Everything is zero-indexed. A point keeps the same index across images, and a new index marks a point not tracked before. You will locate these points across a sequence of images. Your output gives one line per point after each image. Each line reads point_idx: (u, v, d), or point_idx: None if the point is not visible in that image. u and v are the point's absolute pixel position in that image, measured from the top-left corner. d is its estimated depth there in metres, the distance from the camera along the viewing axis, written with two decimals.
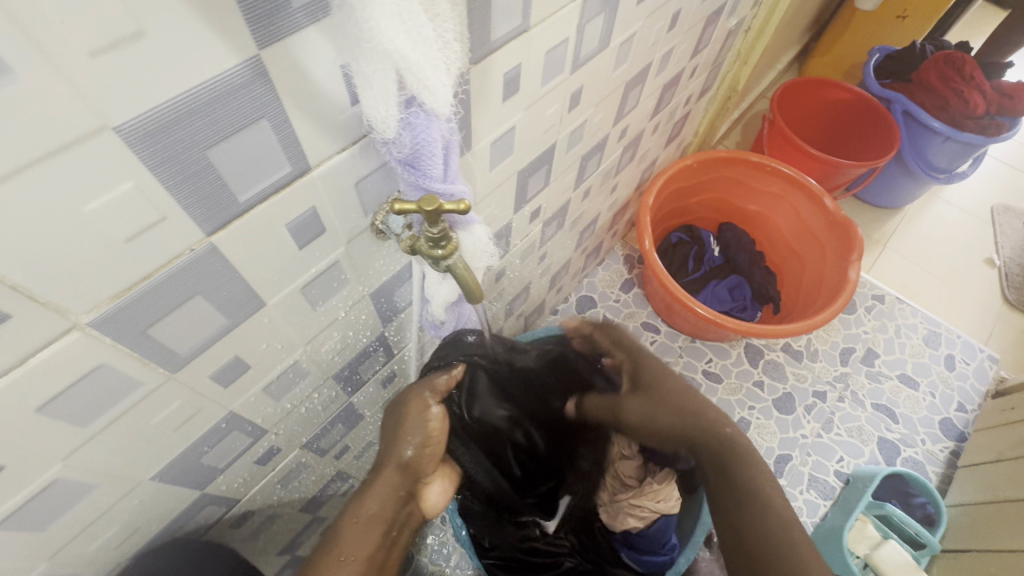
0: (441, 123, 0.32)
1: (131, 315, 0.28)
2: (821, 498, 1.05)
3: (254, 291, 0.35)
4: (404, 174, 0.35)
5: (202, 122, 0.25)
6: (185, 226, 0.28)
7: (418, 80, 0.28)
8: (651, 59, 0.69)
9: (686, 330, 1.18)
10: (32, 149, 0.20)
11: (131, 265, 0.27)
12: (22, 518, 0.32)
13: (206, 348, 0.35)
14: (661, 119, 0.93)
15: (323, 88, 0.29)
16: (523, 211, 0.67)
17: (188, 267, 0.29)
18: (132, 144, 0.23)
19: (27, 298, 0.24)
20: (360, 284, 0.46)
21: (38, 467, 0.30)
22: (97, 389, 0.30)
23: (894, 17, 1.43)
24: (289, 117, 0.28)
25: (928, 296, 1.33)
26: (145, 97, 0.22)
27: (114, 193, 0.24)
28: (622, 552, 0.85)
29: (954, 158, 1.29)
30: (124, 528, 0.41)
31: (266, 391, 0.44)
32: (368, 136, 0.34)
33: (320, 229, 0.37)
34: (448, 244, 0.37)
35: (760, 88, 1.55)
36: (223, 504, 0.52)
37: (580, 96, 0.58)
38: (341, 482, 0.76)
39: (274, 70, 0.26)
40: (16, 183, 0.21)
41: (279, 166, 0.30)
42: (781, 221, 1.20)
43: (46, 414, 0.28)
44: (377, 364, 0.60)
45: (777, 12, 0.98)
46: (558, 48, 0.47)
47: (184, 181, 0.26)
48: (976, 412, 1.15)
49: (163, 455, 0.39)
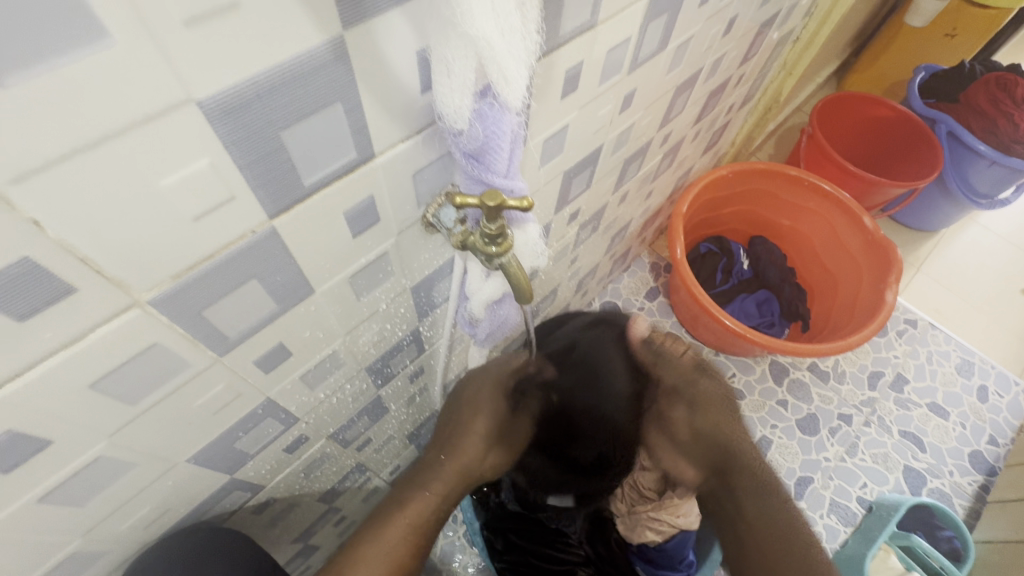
0: (513, 116, 0.31)
1: (190, 294, 0.28)
2: (842, 524, 1.02)
3: (305, 277, 0.35)
4: (466, 167, 0.34)
5: (281, 102, 0.24)
6: (252, 207, 0.27)
7: (498, 70, 0.27)
8: (702, 64, 0.68)
9: (711, 342, 1.16)
10: (117, 120, 0.20)
11: (196, 244, 0.26)
12: (61, 494, 0.31)
13: (253, 333, 0.34)
14: (703, 126, 0.91)
15: (398, 73, 0.28)
16: (563, 213, 0.66)
17: (248, 249, 0.29)
18: (212, 121, 0.22)
19: (93, 271, 0.23)
20: (404, 277, 0.45)
21: (85, 444, 0.30)
22: (148, 369, 0.29)
23: (942, 35, 1.39)
24: (363, 102, 0.28)
25: (961, 323, 1.29)
26: (231, 73, 0.21)
27: (190, 169, 0.23)
28: (637, 564, 0.87)
29: (998, 183, 1.25)
30: (156, 510, 0.41)
31: (304, 379, 0.44)
32: (433, 125, 0.33)
33: (375, 218, 0.36)
34: (503, 241, 0.36)
35: (798, 100, 1.52)
36: (248, 490, 0.51)
37: (632, 98, 0.57)
38: (360, 474, 0.75)
39: (354, 52, 0.25)
40: (98, 154, 0.20)
41: (346, 152, 0.29)
42: (816, 238, 1.17)
43: (96, 391, 0.28)
44: (408, 359, 0.59)
45: (828, 24, 0.96)
46: (619, 47, 0.46)
47: (256, 161, 0.25)
48: (1008, 446, 1.11)
49: (198, 438, 0.38)
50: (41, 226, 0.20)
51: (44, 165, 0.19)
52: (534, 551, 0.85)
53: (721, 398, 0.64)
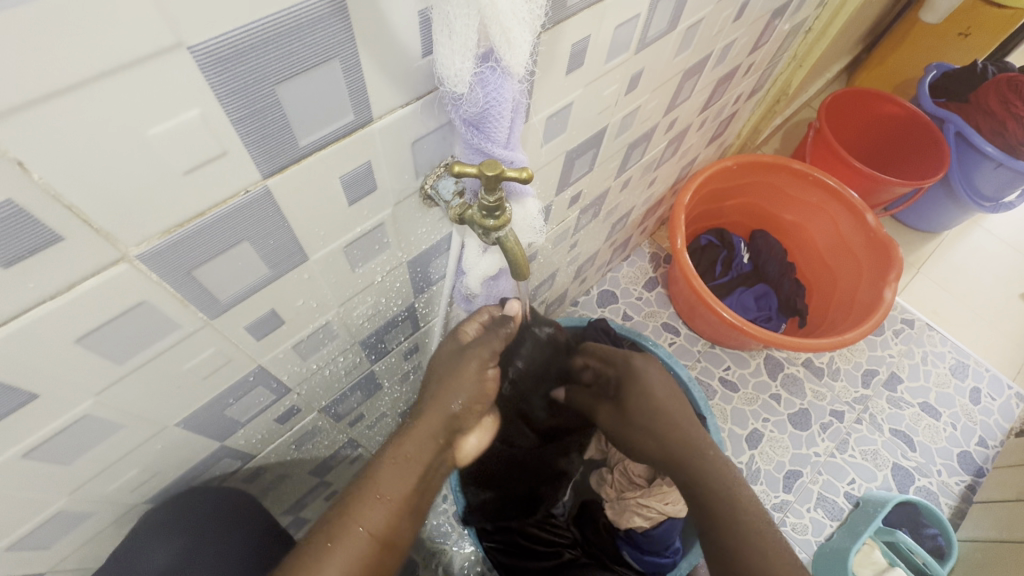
0: (514, 83, 0.30)
1: (180, 252, 0.27)
2: (828, 518, 1.03)
3: (299, 243, 0.34)
4: (465, 136, 0.33)
5: (276, 56, 0.23)
6: (244, 165, 0.26)
7: (501, 32, 0.26)
8: (711, 50, 0.66)
9: (708, 334, 1.16)
10: (105, 61, 0.19)
11: (187, 200, 0.25)
12: (46, 451, 0.31)
13: (246, 297, 0.34)
14: (709, 114, 0.90)
15: (399, 32, 0.27)
16: (564, 195, 0.66)
17: (241, 209, 0.28)
18: (204, 69, 0.21)
19: (80, 221, 0.23)
20: (401, 250, 0.44)
21: (72, 401, 0.30)
22: (136, 326, 0.29)
23: (956, 34, 1.37)
24: (361, 61, 0.27)
25: (958, 325, 1.29)
26: (223, 19, 0.21)
27: (181, 120, 0.22)
28: (624, 549, 0.84)
29: (1002, 186, 1.24)
30: (144, 472, 0.41)
31: (296, 348, 0.44)
32: (435, 91, 0.32)
33: (372, 186, 0.35)
34: (501, 215, 0.35)
35: (807, 95, 1.51)
36: (238, 458, 0.51)
37: (638, 79, 0.56)
38: (351, 450, 0.76)
39: (354, 6, 0.24)
40: (84, 98, 0.19)
41: (343, 113, 0.29)
42: (817, 234, 1.17)
43: (82, 346, 0.27)
44: (403, 335, 0.59)
45: (841, 16, 0.94)
46: (627, 24, 0.45)
47: (249, 116, 0.24)
48: (998, 448, 1.12)
49: (189, 401, 0.38)
50: (25, 167, 0.20)
51: (26, 104, 0.18)
52: (522, 532, 0.86)
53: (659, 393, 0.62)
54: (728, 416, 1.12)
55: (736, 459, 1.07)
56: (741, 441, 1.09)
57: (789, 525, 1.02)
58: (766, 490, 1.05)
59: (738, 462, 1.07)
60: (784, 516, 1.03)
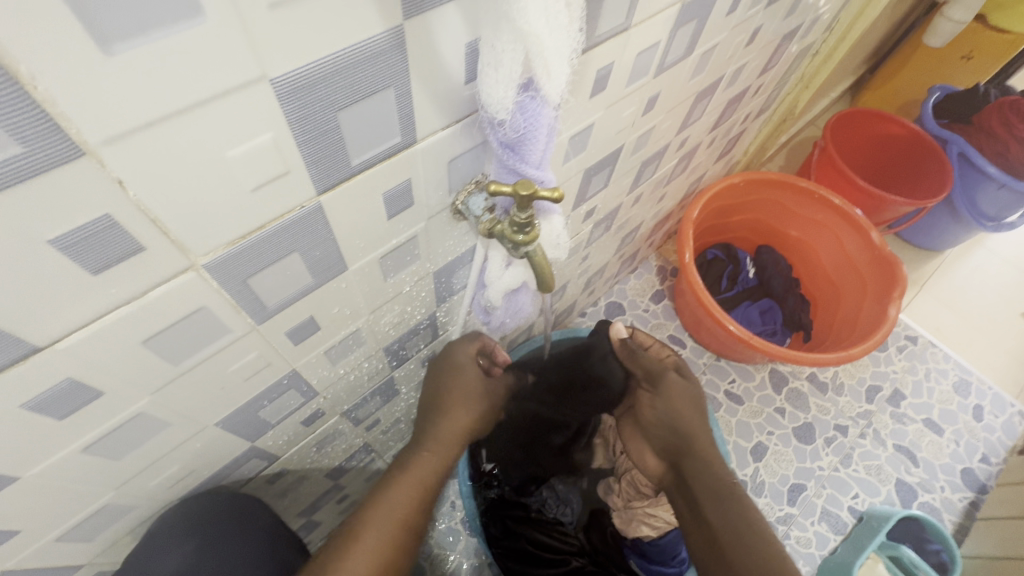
0: (550, 109, 0.32)
1: (239, 261, 0.29)
2: (832, 532, 1.04)
3: (341, 254, 0.36)
4: (500, 156, 0.36)
5: (342, 86, 0.26)
6: (303, 182, 0.28)
7: (543, 64, 0.28)
8: (723, 72, 0.69)
9: (713, 347, 1.17)
10: (202, 92, 0.21)
11: (250, 214, 0.27)
12: (102, 446, 0.33)
13: (289, 304, 0.36)
14: (719, 133, 0.92)
15: (447, 62, 0.29)
16: (580, 209, 0.68)
17: (295, 222, 0.30)
18: (281, 98, 0.24)
19: (160, 233, 0.25)
20: (428, 262, 0.46)
21: (130, 399, 0.32)
22: (193, 330, 0.31)
23: (958, 57, 1.40)
24: (412, 89, 0.29)
25: (960, 342, 1.31)
26: (301, 55, 0.23)
27: (256, 142, 0.24)
28: (631, 558, 0.87)
29: (1005, 207, 1.26)
30: (181, 470, 0.42)
31: (327, 354, 0.45)
32: (473, 115, 0.34)
33: (409, 202, 0.37)
34: (531, 231, 0.38)
35: (812, 114, 1.54)
36: (264, 459, 0.53)
37: (655, 102, 0.59)
38: (365, 455, 0.77)
39: (411, 43, 0.27)
40: (178, 123, 0.21)
41: (392, 135, 0.31)
42: (822, 251, 1.19)
43: (146, 347, 0.29)
44: (422, 343, 0.61)
45: (848, 40, 0.97)
46: (648, 51, 0.48)
47: (313, 139, 0.27)
48: (1000, 465, 1.13)
49: (229, 402, 0.40)
50: (123, 185, 0.22)
51: (133, 129, 0.20)
52: (531, 540, 0.87)
53: (691, 395, 0.66)
54: (733, 429, 1.13)
55: (741, 472, 1.08)
56: (746, 454, 1.10)
57: (794, 538, 1.03)
58: (771, 503, 1.06)
59: (743, 475, 1.08)
60: (789, 529, 1.04)
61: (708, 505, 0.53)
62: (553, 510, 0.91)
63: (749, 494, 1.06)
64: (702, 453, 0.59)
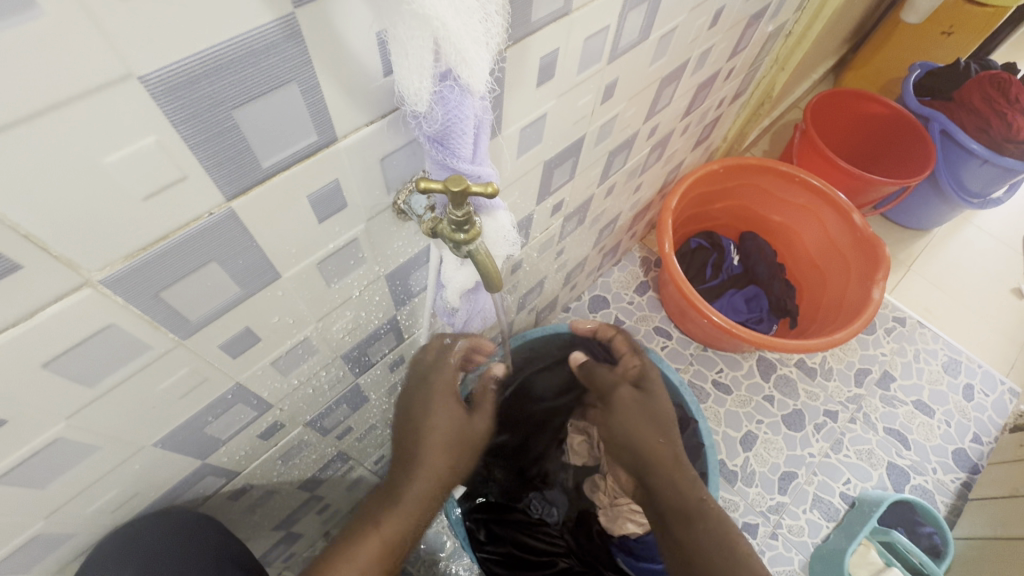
0: (475, 100, 0.31)
1: (144, 275, 0.28)
2: (824, 519, 1.03)
3: (270, 261, 0.34)
4: (431, 152, 0.34)
5: (231, 81, 0.24)
6: (205, 188, 0.27)
7: (456, 52, 0.26)
8: (688, 56, 0.67)
9: (699, 337, 1.16)
10: (51, 94, 0.19)
11: (145, 224, 0.26)
12: (21, 473, 0.31)
13: (217, 316, 0.34)
14: (692, 119, 0.90)
15: (356, 52, 0.28)
16: (546, 203, 0.66)
17: (204, 231, 0.28)
18: (157, 97, 0.22)
19: (38, 248, 0.23)
20: (377, 265, 0.45)
21: (42, 424, 0.30)
22: (105, 350, 0.29)
23: (938, 33, 1.38)
24: (320, 82, 0.27)
25: (949, 322, 1.29)
26: (172, 50, 0.21)
27: (136, 146, 0.23)
28: (618, 556, 0.85)
29: (990, 182, 1.24)
30: (124, 493, 0.41)
31: (275, 364, 0.44)
32: (399, 109, 0.33)
33: (342, 204, 0.36)
34: (471, 229, 0.36)
35: (793, 97, 1.52)
36: (222, 475, 0.51)
37: (614, 89, 0.57)
38: (342, 463, 0.76)
39: (308, 32, 0.25)
40: (32, 129, 0.20)
41: (305, 134, 0.29)
42: (806, 236, 1.17)
43: (49, 371, 0.28)
44: (386, 347, 0.59)
45: (820, 20, 0.95)
46: (597, 36, 0.46)
47: (208, 139, 0.25)
48: (992, 444, 1.12)
49: (165, 421, 0.38)
50: None
51: None
52: (516, 543, 0.86)
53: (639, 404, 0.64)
54: (722, 419, 1.12)
55: (731, 462, 1.07)
56: (736, 443, 1.09)
57: (785, 527, 1.02)
58: (762, 492, 1.05)
59: (733, 465, 1.07)
60: (780, 518, 1.03)
61: (682, 528, 0.55)
62: (539, 510, 0.91)
63: (739, 484, 1.05)
64: (669, 474, 0.59)
